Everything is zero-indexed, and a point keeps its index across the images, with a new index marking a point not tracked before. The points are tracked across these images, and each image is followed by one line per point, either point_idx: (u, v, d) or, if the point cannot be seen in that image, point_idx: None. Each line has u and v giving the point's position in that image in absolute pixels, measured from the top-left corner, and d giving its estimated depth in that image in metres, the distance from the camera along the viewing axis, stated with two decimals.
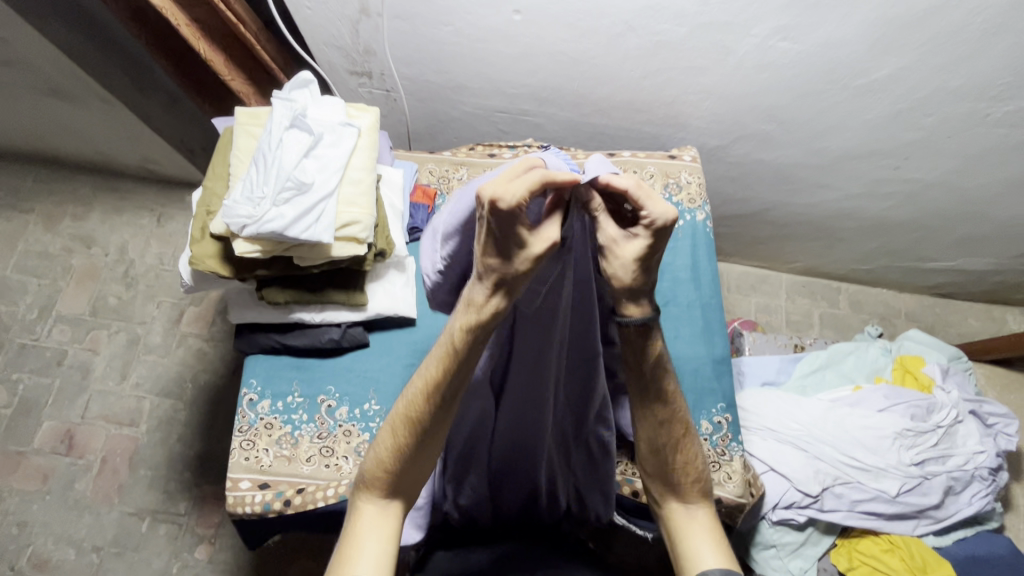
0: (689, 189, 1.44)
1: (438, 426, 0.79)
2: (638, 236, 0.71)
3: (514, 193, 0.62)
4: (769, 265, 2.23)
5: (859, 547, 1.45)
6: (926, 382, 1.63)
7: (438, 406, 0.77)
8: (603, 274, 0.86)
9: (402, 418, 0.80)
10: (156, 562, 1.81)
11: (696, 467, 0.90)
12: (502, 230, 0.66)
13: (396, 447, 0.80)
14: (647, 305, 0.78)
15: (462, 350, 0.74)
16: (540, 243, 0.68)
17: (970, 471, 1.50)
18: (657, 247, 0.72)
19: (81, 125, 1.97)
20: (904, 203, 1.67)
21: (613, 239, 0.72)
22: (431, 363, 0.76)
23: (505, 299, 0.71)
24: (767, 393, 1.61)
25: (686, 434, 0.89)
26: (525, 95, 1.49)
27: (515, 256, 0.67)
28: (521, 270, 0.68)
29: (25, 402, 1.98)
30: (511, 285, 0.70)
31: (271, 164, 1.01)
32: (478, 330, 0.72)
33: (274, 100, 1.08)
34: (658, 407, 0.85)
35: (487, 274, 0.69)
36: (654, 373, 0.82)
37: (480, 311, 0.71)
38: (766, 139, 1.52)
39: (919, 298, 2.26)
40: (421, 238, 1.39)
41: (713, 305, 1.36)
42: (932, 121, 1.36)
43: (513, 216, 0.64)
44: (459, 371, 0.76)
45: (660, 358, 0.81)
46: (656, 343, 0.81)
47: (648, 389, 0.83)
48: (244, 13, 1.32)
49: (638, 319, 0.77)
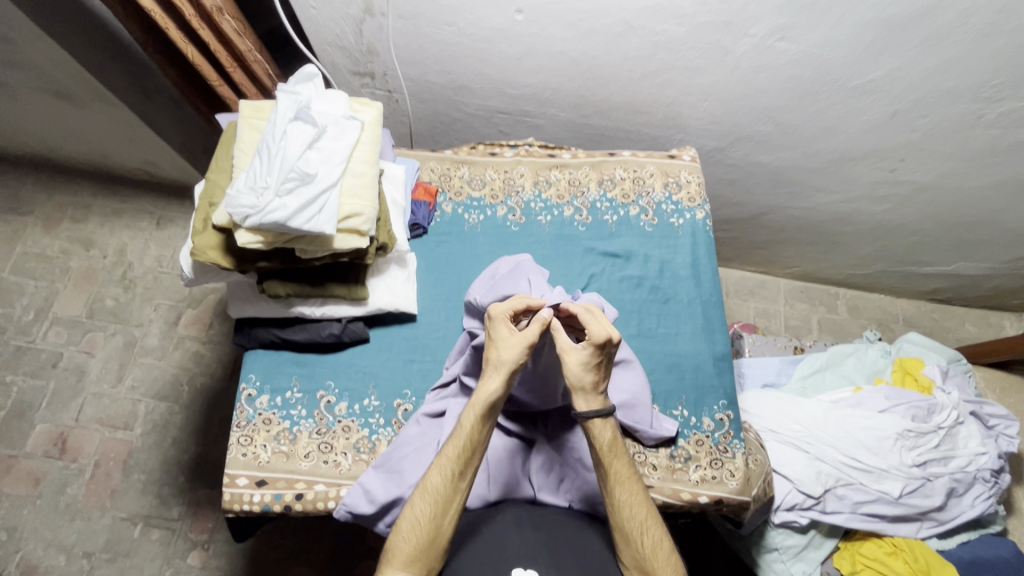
0: (689, 188, 1.45)
1: (456, 491, 0.97)
2: (585, 347, 1.00)
3: (502, 310, 1.04)
4: (768, 269, 2.24)
5: (863, 551, 1.44)
6: (926, 383, 1.62)
7: (457, 475, 0.97)
8: (566, 351, 1.01)
9: (428, 486, 0.96)
10: (148, 568, 1.78)
11: (656, 536, 0.97)
12: (497, 335, 1.04)
13: (423, 518, 0.94)
14: (593, 397, 1.02)
15: (473, 428, 0.98)
16: (523, 340, 1.01)
17: (973, 473, 1.49)
18: (595, 355, 1.00)
19: (84, 126, 1.98)
20: (901, 206, 1.69)
21: (568, 348, 1.01)
22: (453, 441, 0.99)
23: (501, 382, 1.00)
24: (768, 394, 1.60)
25: (644, 509, 0.98)
26: (526, 96, 1.51)
27: (504, 348, 1.01)
28: (513, 359, 1.00)
29: (18, 405, 1.96)
30: (505, 370, 1.00)
31: (274, 156, 1.02)
32: (486, 412, 0.99)
33: (279, 93, 1.09)
34: (616, 487, 0.99)
35: (490, 364, 1.02)
36: (607, 456, 1.00)
37: (484, 393, 0.99)
38: (764, 141, 1.54)
39: (917, 303, 2.27)
40: (422, 235, 1.39)
41: (714, 302, 1.36)
42: (927, 123, 1.38)
43: (502, 324, 1.04)
44: (473, 448, 0.98)
45: (609, 443, 1.01)
46: (607, 431, 1.01)
47: (604, 469, 1.00)
48: (234, 31, 1.36)
49: (585, 411, 1.01)
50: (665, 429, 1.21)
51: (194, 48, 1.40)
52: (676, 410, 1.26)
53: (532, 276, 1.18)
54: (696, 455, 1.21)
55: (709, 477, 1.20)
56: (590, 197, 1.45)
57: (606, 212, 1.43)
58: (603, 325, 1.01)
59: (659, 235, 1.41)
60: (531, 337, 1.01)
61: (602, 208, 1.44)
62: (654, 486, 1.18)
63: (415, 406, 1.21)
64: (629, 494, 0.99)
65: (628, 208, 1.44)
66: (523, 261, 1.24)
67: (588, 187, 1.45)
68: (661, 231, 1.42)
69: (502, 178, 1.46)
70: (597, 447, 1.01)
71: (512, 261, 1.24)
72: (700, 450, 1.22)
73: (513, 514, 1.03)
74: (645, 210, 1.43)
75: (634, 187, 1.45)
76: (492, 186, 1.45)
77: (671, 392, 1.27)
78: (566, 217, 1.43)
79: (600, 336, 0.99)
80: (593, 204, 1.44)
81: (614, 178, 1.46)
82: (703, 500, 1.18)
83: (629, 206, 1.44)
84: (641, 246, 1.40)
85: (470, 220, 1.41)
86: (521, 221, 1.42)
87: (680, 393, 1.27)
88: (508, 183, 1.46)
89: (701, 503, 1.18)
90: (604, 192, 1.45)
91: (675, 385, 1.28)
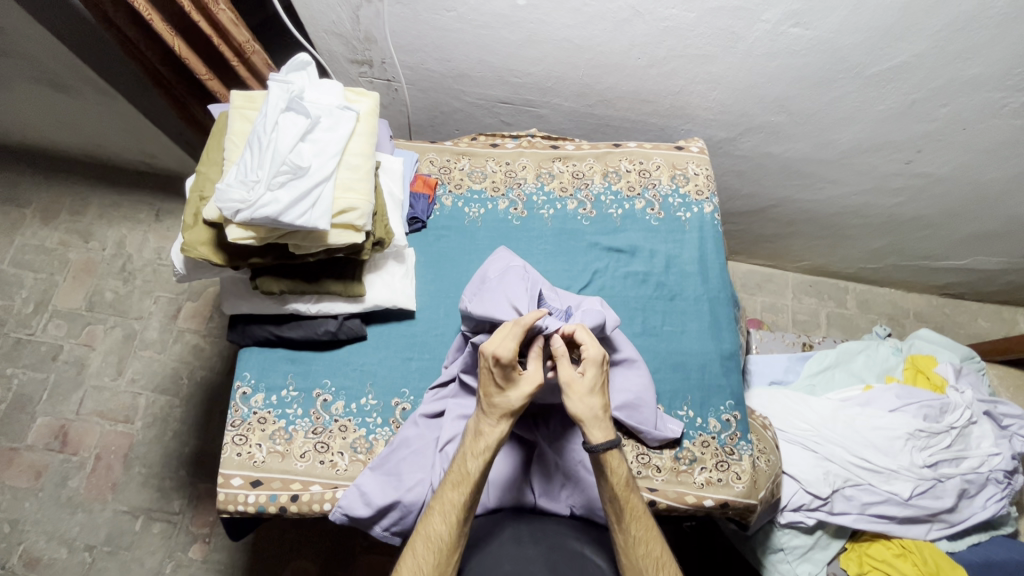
0: (696, 180, 1.40)
1: (461, 536, 0.94)
2: (588, 373, 1.00)
3: (510, 352, 0.93)
4: (776, 263, 2.19)
5: (870, 552, 1.41)
6: (939, 382, 1.58)
7: (461, 520, 0.94)
8: (571, 380, 0.99)
9: (433, 534, 0.92)
10: (149, 562, 1.77)
11: (670, 572, 0.94)
12: (501, 375, 0.96)
13: (428, 567, 0.91)
14: (607, 425, 0.98)
15: (480, 473, 0.96)
16: (531, 379, 0.98)
17: (985, 474, 1.44)
18: (601, 376, 1.01)
19: (80, 117, 1.94)
20: (916, 199, 1.63)
21: (572, 377, 0.99)
22: (458, 486, 0.95)
23: (507, 425, 0.98)
24: (776, 393, 1.57)
25: (659, 546, 0.95)
26: (529, 85, 1.46)
27: (515, 393, 0.96)
28: (520, 402, 0.97)
29: (19, 398, 1.95)
30: (511, 412, 0.97)
31: (266, 148, 0.98)
32: (492, 455, 0.98)
33: (270, 82, 1.05)
34: (631, 524, 0.96)
35: (495, 408, 0.98)
36: (623, 492, 0.96)
37: (491, 437, 0.98)
38: (775, 132, 1.49)
39: (928, 298, 2.22)
40: (420, 230, 1.35)
41: (721, 299, 1.32)
42: (946, 113, 1.32)
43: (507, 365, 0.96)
44: (478, 491, 0.97)
45: (625, 479, 0.97)
46: (621, 466, 0.98)
47: (620, 505, 0.96)
48: (229, 23, 1.34)
49: (600, 443, 0.96)
50: (670, 429, 1.18)
51: (181, 42, 1.36)
52: (682, 411, 1.22)
53: (521, 286, 1.11)
54: (701, 457, 1.18)
55: (715, 480, 1.17)
56: (594, 190, 1.40)
57: (611, 205, 1.39)
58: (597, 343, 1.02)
59: (665, 230, 1.37)
60: (541, 378, 0.98)
61: (606, 202, 1.39)
62: (657, 489, 1.15)
63: (413, 405, 1.18)
64: (645, 531, 0.96)
65: (633, 201, 1.39)
66: (513, 267, 1.15)
67: (592, 180, 1.41)
68: (668, 225, 1.38)
69: (503, 170, 1.42)
70: (613, 482, 0.97)
71: (499, 266, 1.18)
72: (705, 451, 1.19)
73: (513, 530, 1.00)
74: (651, 204, 1.39)
75: (640, 179, 1.41)
76: (493, 178, 1.41)
77: (677, 392, 1.23)
78: (569, 210, 1.39)
79: (598, 354, 1.01)
80: (597, 197, 1.40)
81: (619, 170, 1.42)
82: (708, 503, 1.15)
83: (634, 199, 1.39)
84: (647, 241, 1.36)
85: (470, 214, 1.37)
86: (522, 215, 1.38)
87: (686, 393, 1.23)
88: (509, 175, 1.41)
89: (706, 506, 1.15)
90: (608, 184, 1.41)
91: (681, 385, 1.24)
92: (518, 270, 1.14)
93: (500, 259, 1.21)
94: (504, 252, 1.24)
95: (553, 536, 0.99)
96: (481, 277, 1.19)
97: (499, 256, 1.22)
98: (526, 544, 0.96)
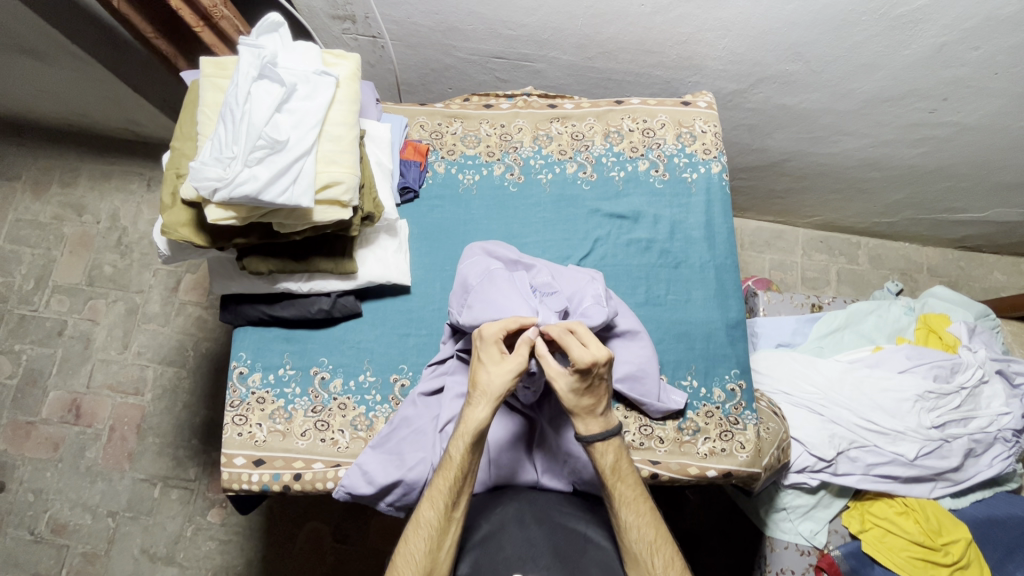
0: (703, 138, 1.32)
1: (449, 522, 0.94)
2: (570, 374, 0.94)
3: (494, 333, 0.98)
4: (786, 219, 2.11)
5: (872, 509, 1.41)
6: (951, 342, 1.54)
7: (449, 506, 0.94)
8: (554, 375, 0.96)
9: (422, 520, 0.93)
10: (170, 526, 1.83)
11: (667, 556, 0.93)
12: (489, 357, 0.97)
13: (418, 555, 0.92)
14: (593, 420, 0.97)
15: (464, 458, 0.94)
16: (516, 365, 0.95)
17: (993, 434, 1.42)
18: (584, 379, 0.94)
19: (57, 84, 1.84)
20: (938, 150, 1.54)
21: (553, 375, 0.95)
22: (443, 472, 0.95)
23: (489, 409, 0.95)
24: (782, 355, 1.53)
25: (652, 530, 0.94)
26: (524, 38, 1.36)
27: (497, 374, 0.95)
28: (502, 386, 0.95)
29: (30, 373, 1.96)
30: (493, 397, 0.95)
31: (239, 121, 0.92)
32: (475, 440, 0.95)
33: (240, 48, 0.98)
34: (621, 509, 0.96)
35: (479, 391, 0.96)
36: (611, 479, 0.96)
37: (471, 422, 0.94)
38: (790, 81, 1.38)
39: (943, 252, 2.14)
40: (413, 199, 1.30)
41: (727, 266, 1.27)
42: (978, 56, 1.22)
43: (493, 347, 0.98)
44: (464, 477, 0.95)
45: (612, 466, 0.97)
46: (609, 453, 0.97)
47: (608, 491, 0.96)
48: None
49: (587, 434, 0.97)
50: (672, 401, 1.16)
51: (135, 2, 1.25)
52: (685, 380, 1.20)
53: (507, 294, 1.06)
54: (705, 428, 1.17)
55: (718, 449, 1.16)
56: (595, 151, 1.33)
57: (612, 167, 1.32)
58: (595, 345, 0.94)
59: (669, 193, 1.30)
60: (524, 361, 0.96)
61: (608, 164, 1.32)
62: (660, 462, 1.14)
63: (412, 381, 1.17)
64: (636, 516, 0.95)
65: (636, 162, 1.32)
66: (493, 270, 1.10)
67: (592, 141, 1.33)
68: (673, 187, 1.31)
69: (497, 133, 1.34)
70: (600, 470, 0.97)
71: (479, 272, 1.11)
72: (709, 422, 1.17)
73: (516, 509, 1.00)
74: (655, 165, 1.32)
75: (643, 139, 1.33)
76: (487, 142, 1.33)
77: (680, 362, 1.21)
78: (569, 174, 1.32)
79: (589, 358, 0.92)
80: (598, 159, 1.32)
81: (621, 129, 1.34)
82: (711, 473, 1.15)
83: (637, 160, 1.32)
84: (650, 206, 1.30)
85: (464, 181, 1.31)
86: (519, 181, 1.31)
87: (690, 362, 1.21)
88: (504, 138, 1.34)
89: (709, 477, 1.15)
90: (610, 145, 1.33)
91: (685, 354, 1.21)
92: (498, 274, 1.09)
93: (477, 261, 1.14)
94: (476, 254, 1.16)
95: (557, 513, 1.00)
96: (461, 285, 1.12)
97: (474, 257, 1.15)
98: (529, 526, 0.97)
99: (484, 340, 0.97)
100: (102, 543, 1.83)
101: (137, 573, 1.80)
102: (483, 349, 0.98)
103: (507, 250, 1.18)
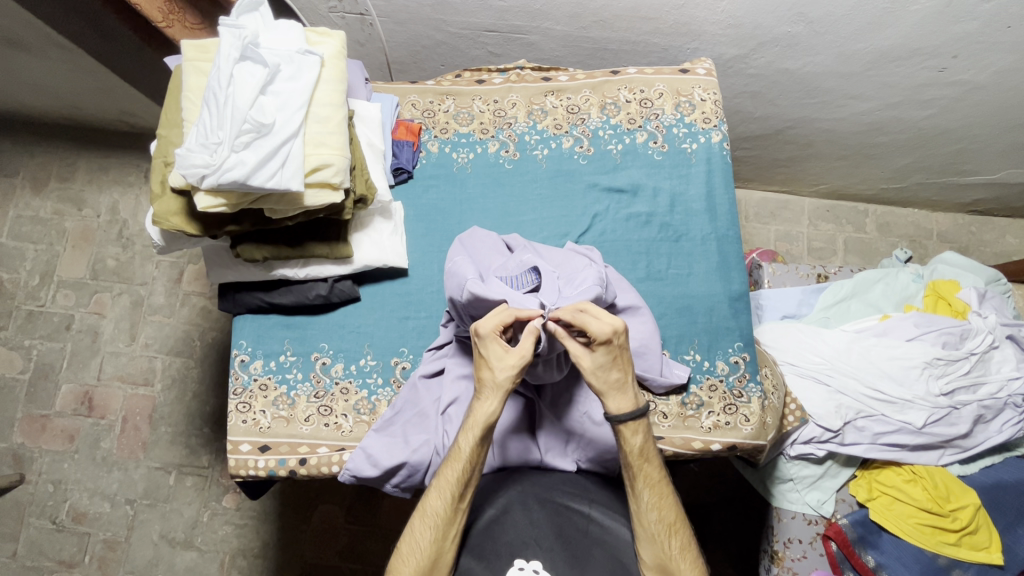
0: (703, 107, 1.28)
1: (457, 512, 0.95)
2: (596, 350, 0.95)
3: (491, 329, 0.95)
4: (792, 189, 2.06)
5: (880, 478, 1.40)
6: (960, 308, 1.51)
7: (456, 496, 0.95)
8: (578, 358, 0.96)
9: (429, 510, 0.95)
10: (187, 512, 1.87)
11: (683, 537, 0.96)
12: (491, 354, 0.95)
13: (425, 543, 0.94)
14: (624, 397, 0.96)
15: (472, 450, 0.95)
16: (518, 358, 0.95)
17: (1003, 399, 1.39)
18: (610, 352, 0.95)
19: (45, 75, 1.81)
20: (948, 110, 1.48)
21: (579, 354, 0.96)
22: (451, 464, 0.96)
23: (499, 402, 0.96)
24: (788, 326, 1.51)
25: (672, 512, 0.96)
26: (516, 9, 1.32)
27: (501, 368, 0.95)
28: (508, 378, 0.95)
29: (41, 367, 1.98)
30: (504, 390, 0.96)
31: (223, 105, 0.90)
32: (485, 432, 0.96)
33: (220, 29, 0.95)
34: (644, 490, 0.96)
35: (486, 384, 0.96)
36: (637, 461, 0.96)
37: (481, 414, 0.96)
38: (792, 45, 1.33)
39: (954, 216, 2.09)
40: (407, 180, 1.28)
41: (729, 238, 1.25)
42: (990, 9, 1.16)
43: (495, 343, 0.95)
44: (473, 468, 0.96)
45: (639, 449, 0.96)
46: (636, 436, 0.96)
47: (633, 473, 0.96)
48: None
49: (617, 414, 0.96)
50: (674, 375, 1.15)
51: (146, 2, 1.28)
52: (688, 355, 1.19)
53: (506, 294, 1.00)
54: (708, 402, 1.16)
55: (723, 423, 1.16)
56: (592, 125, 1.29)
57: (610, 140, 1.29)
58: (605, 318, 0.94)
59: (669, 165, 1.27)
60: (529, 352, 0.95)
61: (605, 137, 1.29)
62: (664, 437, 1.14)
63: (413, 364, 1.17)
64: (658, 497, 0.96)
65: (634, 134, 1.29)
66: (470, 281, 1.01)
67: (588, 114, 1.30)
68: (672, 159, 1.28)
69: (491, 109, 1.31)
70: (627, 451, 0.97)
71: (454, 283, 1.04)
72: (711, 396, 1.17)
73: (518, 492, 1.00)
74: (653, 136, 1.28)
75: (640, 110, 1.29)
76: (481, 119, 1.30)
77: (683, 336, 1.20)
78: (565, 149, 1.29)
79: (603, 332, 0.93)
80: (595, 132, 1.29)
81: (618, 101, 1.30)
82: (716, 447, 1.14)
83: (635, 132, 1.29)
84: (649, 178, 1.27)
85: (459, 160, 1.29)
86: (515, 158, 1.29)
87: (692, 336, 1.20)
88: (499, 114, 1.31)
89: (714, 451, 1.15)
90: (607, 118, 1.29)
91: (687, 329, 1.20)
92: (478, 285, 1.00)
93: (455, 274, 1.05)
94: (454, 260, 1.08)
95: (557, 493, 1.00)
96: (455, 307, 1.07)
97: (451, 268, 1.07)
98: (532, 508, 0.97)
99: (483, 338, 0.95)
100: (122, 530, 1.87)
101: (157, 557, 1.85)
102: (484, 347, 0.95)
103: (476, 259, 1.11)
